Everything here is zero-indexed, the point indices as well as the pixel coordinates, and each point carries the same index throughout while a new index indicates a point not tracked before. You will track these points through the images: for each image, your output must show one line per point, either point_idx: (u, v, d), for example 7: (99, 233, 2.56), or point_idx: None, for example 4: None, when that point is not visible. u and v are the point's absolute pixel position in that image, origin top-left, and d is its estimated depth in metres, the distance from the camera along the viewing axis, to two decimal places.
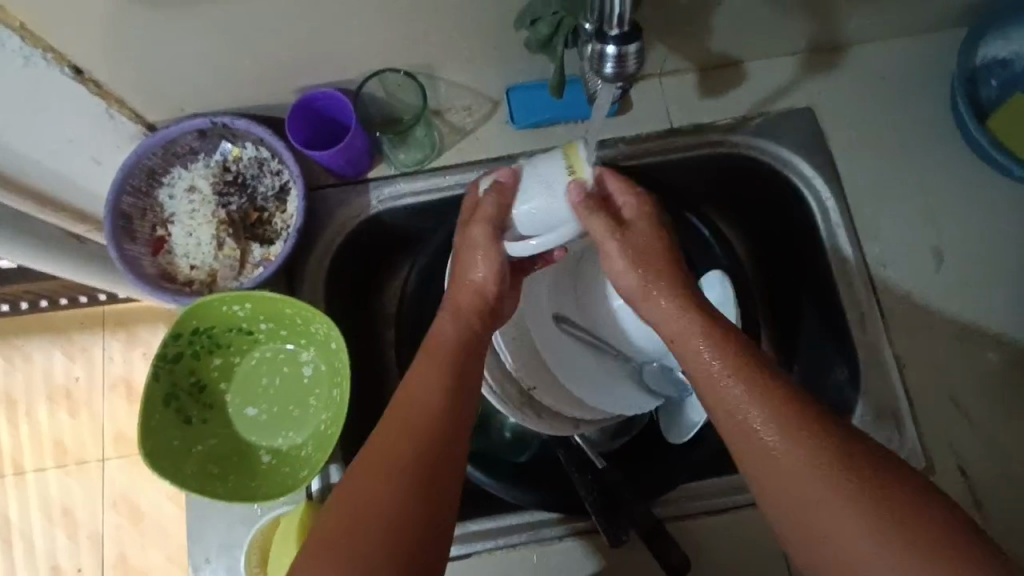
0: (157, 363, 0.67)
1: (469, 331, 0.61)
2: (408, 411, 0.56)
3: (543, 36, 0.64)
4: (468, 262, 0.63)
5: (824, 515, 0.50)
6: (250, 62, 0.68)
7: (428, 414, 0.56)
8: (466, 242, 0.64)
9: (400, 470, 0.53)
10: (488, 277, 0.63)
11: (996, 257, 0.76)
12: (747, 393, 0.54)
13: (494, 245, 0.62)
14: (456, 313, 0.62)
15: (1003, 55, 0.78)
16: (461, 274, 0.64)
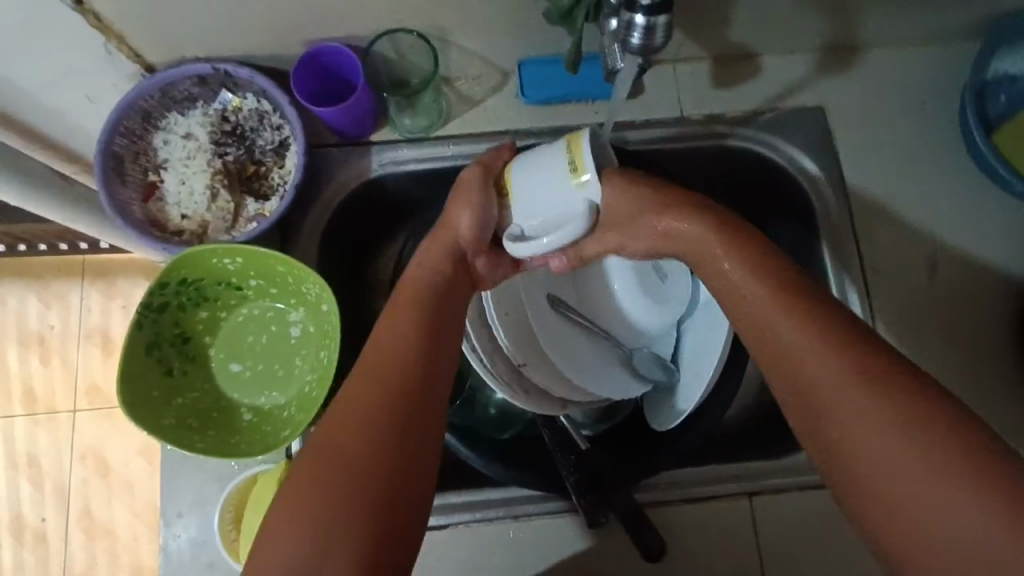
0: (141, 311, 0.65)
1: (442, 277, 0.62)
2: (384, 355, 0.54)
3: (563, 7, 0.61)
4: (452, 211, 0.64)
5: (899, 478, 0.45)
6: (259, 8, 0.65)
7: (409, 356, 0.54)
8: (456, 194, 0.64)
9: (381, 411, 0.51)
10: (467, 230, 0.64)
11: (990, 270, 0.76)
12: (811, 342, 0.51)
13: (477, 199, 0.63)
14: (432, 263, 0.63)
15: (1013, 71, 0.79)
16: (443, 234, 0.64)
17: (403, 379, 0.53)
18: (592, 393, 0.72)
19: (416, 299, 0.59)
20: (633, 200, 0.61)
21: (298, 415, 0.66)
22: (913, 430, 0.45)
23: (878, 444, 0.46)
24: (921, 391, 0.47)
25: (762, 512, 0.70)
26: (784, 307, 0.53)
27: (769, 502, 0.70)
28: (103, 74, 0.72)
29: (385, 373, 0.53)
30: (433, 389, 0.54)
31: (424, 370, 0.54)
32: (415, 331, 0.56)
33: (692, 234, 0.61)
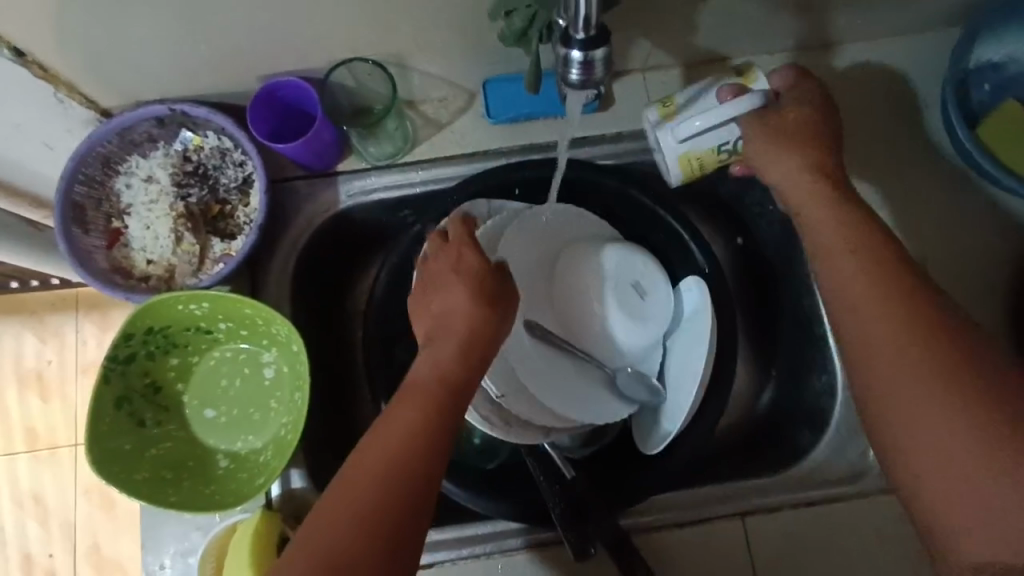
0: (107, 364, 0.64)
1: (448, 369, 0.55)
2: (374, 454, 0.52)
3: (517, 29, 0.59)
4: (433, 291, 0.59)
5: (933, 439, 0.52)
6: (207, 47, 0.64)
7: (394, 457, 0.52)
8: (433, 269, 0.60)
9: (360, 515, 0.50)
10: (446, 311, 0.57)
11: (981, 267, 0.74)
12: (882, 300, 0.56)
13: (461, 282, 0.58)
14: (448, 347, 0.56)
15: (998, 58, 0.77)
16: (435, 310, 0.58)
17: (401, 483, 0.51)
18: (574, 419, 0.72)
19: (411, 396, 0.55)
20: (775, 131, 0.64)
21: (273, 461, 0.65)
22: (951, 400, 0.52)
23: (922, 417, 0.52)
24: (976, 364, 0.53)
25: (755, 532, 0.68)
26: (866, 272, 0.58)
27: (763, 522, 0.68)
28: (58, 123, 0.71)
29: (371, 473, 0.51)
30: (417, 492, 0.51)
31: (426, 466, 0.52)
32: (412, 430, 0.53)
33: (801, 180, 0.64)
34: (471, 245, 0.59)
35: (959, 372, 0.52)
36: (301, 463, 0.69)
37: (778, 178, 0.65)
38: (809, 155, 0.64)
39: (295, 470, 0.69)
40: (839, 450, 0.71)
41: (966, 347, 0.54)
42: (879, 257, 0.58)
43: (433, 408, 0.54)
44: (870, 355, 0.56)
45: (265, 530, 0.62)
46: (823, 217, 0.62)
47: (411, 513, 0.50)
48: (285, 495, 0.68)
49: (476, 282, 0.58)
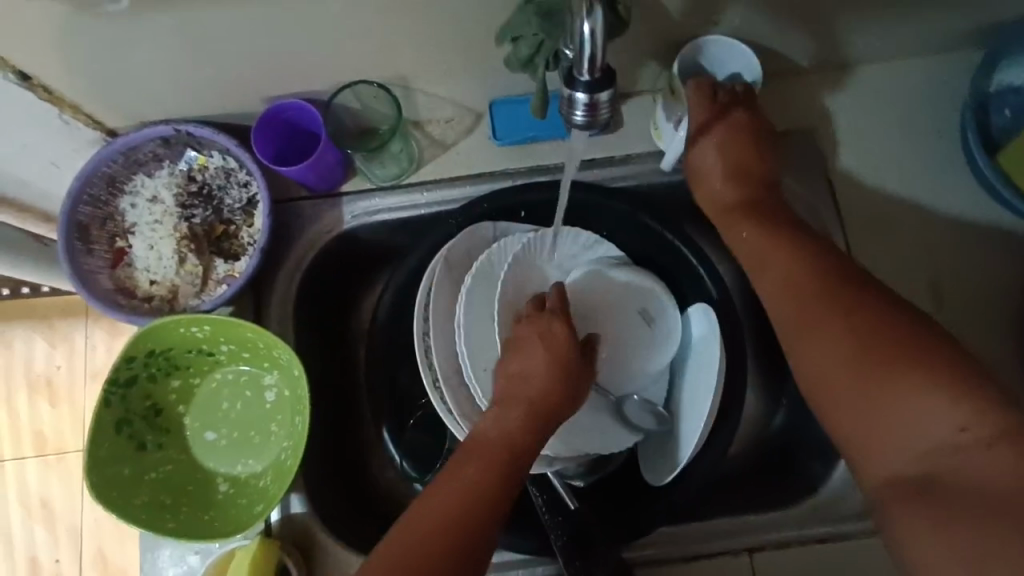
0: (107, 388, 0.64)
1: (528, 424, 0.59)
2: (451, 490, 0.54)
3: (524, 57, 0.58)
4: (521, 350, 0.62)
5: (891, 401, 0.55)
6: (212, 70, 0.64)
7: (472, 497, 0.54)
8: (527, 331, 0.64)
9: (435, 546, 0.51)
10: (532, 375, 0.61)
11: (997, 299, 0.73)
12: (793, 284, 0.63)
13: (546, 358, 0.62)
14: (525, 407, 0.59)
15: (1016, 83, 0.74)
16: (515, 378, 0.61)
17: (474, 517, 0.53)
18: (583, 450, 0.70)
19: (491, 440, 0.58)
20: (727, 130, 0.71)
21: (273, 487, 0.64)
22: (863, 353, 0.57)
23: (862, 391, 0.56)
24: (879, 321, 0.58)
25: (763, 568, 0.67)
26: (771, 244, 0.66)
27: (771, 557, 0.67)
28: (63, 143, 0.71)
29: (448, 507, 0.53)
30: (489, 533, 0.53)
31: (497, 507, 0.54)
32: (488, 474, 0.55)
33: (726, 187, 0.71)
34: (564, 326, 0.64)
35: (868, 322, 0.58)
36: (301, 488, 0.68)
37: (716, 165, 0.72)
38: (730, 152, 0.72)
39: (295, 495, 0.68)
40: (850, 484, 0.69)
41: (893, 312, 0.58)
42: (794, 251, 0.65)
43: (506, 465, 0.56)
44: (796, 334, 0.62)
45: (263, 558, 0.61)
46: (749, 222, 0.69)
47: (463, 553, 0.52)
48: (285, 521, 0.67)
49: (560, 359, 0.62)
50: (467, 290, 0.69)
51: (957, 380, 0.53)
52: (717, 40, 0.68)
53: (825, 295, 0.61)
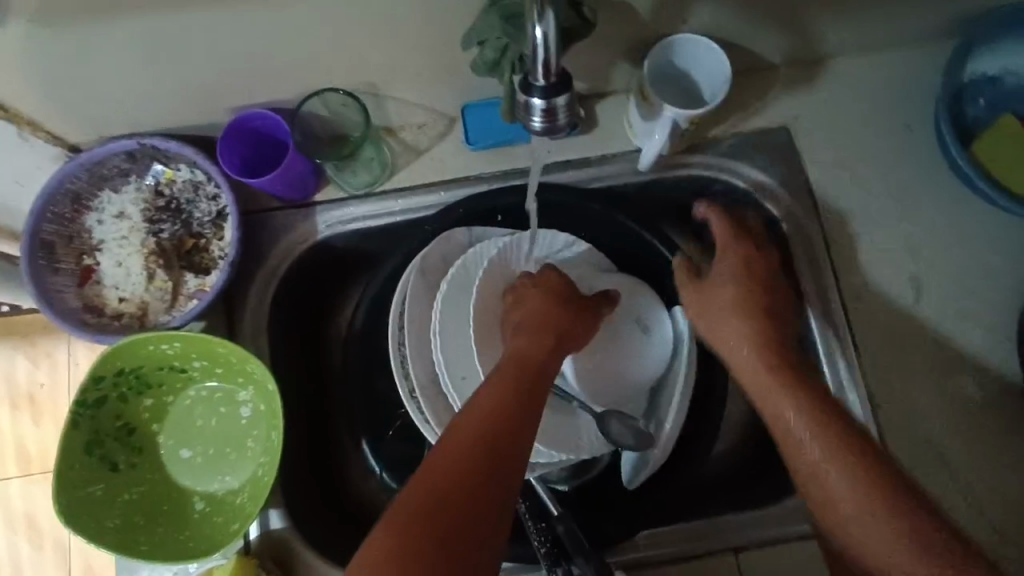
0: (75, 410, 0.62)
1: (543, 344, 0.60)
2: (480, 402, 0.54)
3: (490, 61, 0.57)
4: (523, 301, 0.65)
5: (857, 526, 0.58)
6: (173, 80, 0.62)
7: (501, 405, 0.53)
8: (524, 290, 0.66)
9: (470, 452, 0.50)
10: (539, 310, 0.63)
11: (980, 290, 0.72)
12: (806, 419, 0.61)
13: (550, 303, 0.63)
14: (535, 331, 0.61)
15: (992, 72, 0.75)
16: (528, 314, 0.63)
17: (507, 424, 0.52)
18: (567, 453, 0.68)
19: (513, 360, 0.58)
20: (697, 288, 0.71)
21: (250, 504, 0.63)
22: (820, 443, 0.60)
23: (833, 486, 0.59)
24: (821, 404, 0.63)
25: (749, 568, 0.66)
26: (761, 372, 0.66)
27: (758, 557, 0.66)
28: (25, 159, 0.69)
29: (482, 415, 0.52)
30: (523, 436, 0.52)
31: (527, 415, 0.53)
32: (513, 387, 0.55)
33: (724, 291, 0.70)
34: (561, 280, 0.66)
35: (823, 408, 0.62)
36: (280, 503, 0.67)
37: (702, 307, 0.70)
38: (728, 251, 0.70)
39: (274, 511, 0.67)
40: None
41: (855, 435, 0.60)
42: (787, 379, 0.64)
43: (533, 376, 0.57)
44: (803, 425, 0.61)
45: None
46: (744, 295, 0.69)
47: (507, 449, 0.51)
48: (264, 537, 0.66)
49: (561, 300, 0.64)
50: (443, 297, 0.67)
51: (903, 508, 0.56)
52: (686, 39, 0.67)
53: (825, 426, 0.61)
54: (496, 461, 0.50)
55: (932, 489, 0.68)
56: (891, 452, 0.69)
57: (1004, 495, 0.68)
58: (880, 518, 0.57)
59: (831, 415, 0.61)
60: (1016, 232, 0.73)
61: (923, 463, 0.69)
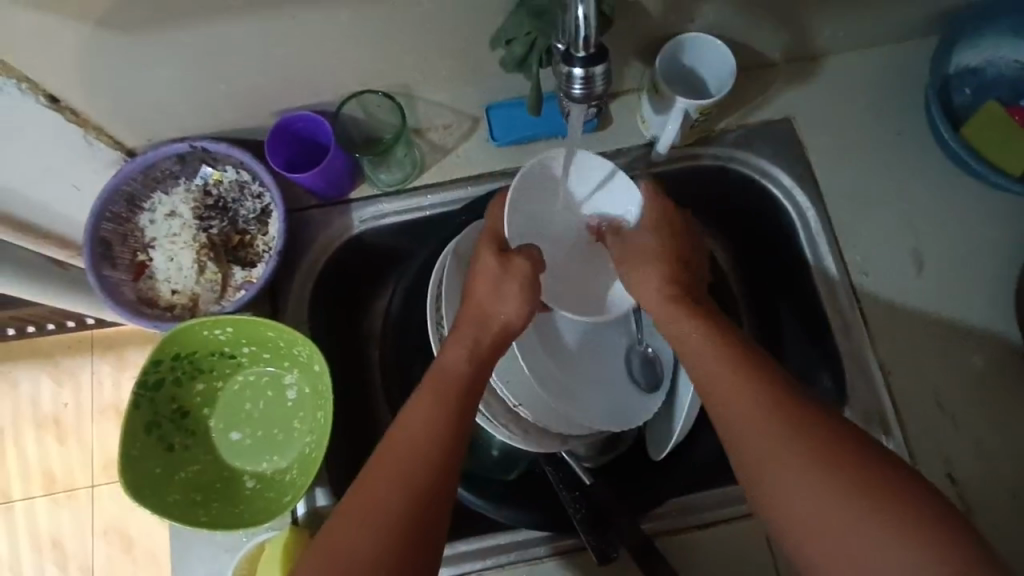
0: (137, 391, 0.67)
1: (474, 360, 0.58)
2: (405, 433, 0.53)
3: (518, 56, 0.63)
4: (484, 296, 0.63)
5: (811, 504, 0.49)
6: (227, 86, 0.68)
7: (427, 432, 0.53)
8: (477, 279, 0.64)
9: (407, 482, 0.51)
10: (498, 310, 0.62)
11: (979, 262, 0.76)
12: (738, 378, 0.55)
13: (514, 281, 0.63)
14: (467, 349, 0.59)
15: (975, 63, 0.81)
16: (475, 306, 0.62)
17: (433, 456, 0.52)
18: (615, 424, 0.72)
19: (439, 384, 0.56)
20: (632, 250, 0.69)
21: (299, 478, 0.67)
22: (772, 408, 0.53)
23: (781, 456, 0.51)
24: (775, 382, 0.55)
25: None
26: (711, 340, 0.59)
27: None
28: (85, 165, 0.75)
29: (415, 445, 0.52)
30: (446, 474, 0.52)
31: (453, 442, 0.53)
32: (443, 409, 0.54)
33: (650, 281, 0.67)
34: (528, 259, 0.64)
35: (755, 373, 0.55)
36: (326, 481, 0.71)
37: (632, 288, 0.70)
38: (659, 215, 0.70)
39: (320, 488, 0.71)
40: None
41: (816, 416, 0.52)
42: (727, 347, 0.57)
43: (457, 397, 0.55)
44: (749, 426, 0.53)
45: (293, 548, 0.63)
46: (683, 318, 0.62)
47: (446, 479, 0.52)
48: (311, 514, 0.69)
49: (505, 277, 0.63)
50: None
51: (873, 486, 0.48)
52: (697, 36, 0.73)
53: (793, 413, 0.52)
54: (441, 480, 0.51)
55: (945, 450, 0.72)
56: (903, 418, 0.73)
57: (1015, 452, 0.71)
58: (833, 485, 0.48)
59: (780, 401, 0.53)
60: (1009, 208, 0.78)
61: (934, 428, 0.72)
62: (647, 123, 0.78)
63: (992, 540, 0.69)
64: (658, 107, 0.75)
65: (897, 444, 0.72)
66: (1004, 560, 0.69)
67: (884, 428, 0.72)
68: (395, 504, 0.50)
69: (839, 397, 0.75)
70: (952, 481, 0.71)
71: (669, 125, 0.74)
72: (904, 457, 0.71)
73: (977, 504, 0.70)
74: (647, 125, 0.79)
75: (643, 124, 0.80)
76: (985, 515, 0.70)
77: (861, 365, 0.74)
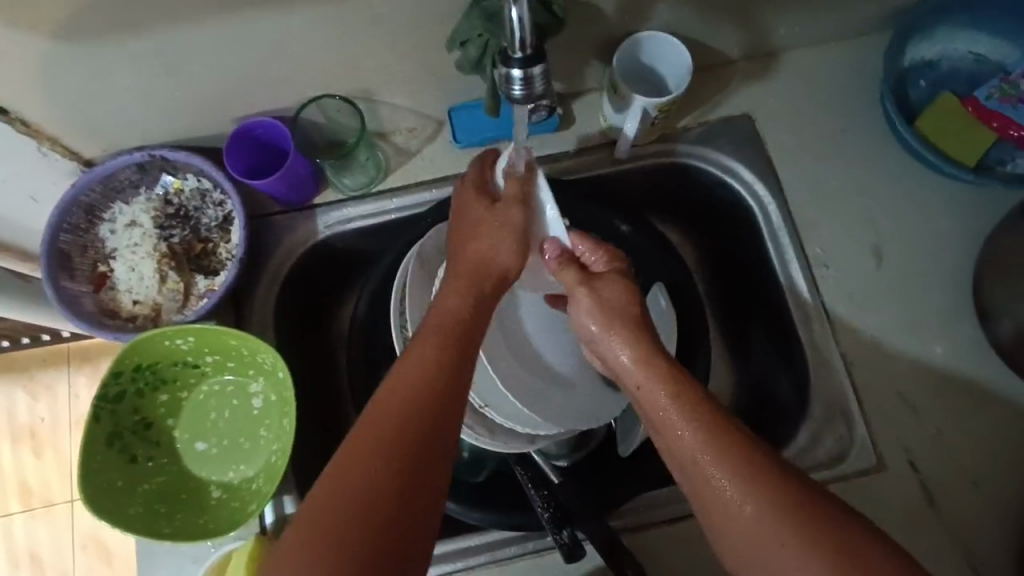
0: (97, 404, 0.66)
1: (473, 306, 0.58)
2: (399, 389, 0.51)
3: (473, 58, 0.64)
4: (480, 236, 0.63)
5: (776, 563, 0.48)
6: (182, 94, 0.68)
7: (412, 394, 0.51)
8: (470, 220, 0.64)
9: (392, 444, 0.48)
10: (497, 252, 0.62)
11: (937, 253, 0.78)
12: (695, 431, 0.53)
13: (517, 214, 0.64)
14: (464, 292, 0.59)
15: (930, 56, 0.82)
16: (475, 247, 0.62)
17: (423, 414, 0.50)
18: (587, 422, 0.72)
19: (438, 328, 0.55)
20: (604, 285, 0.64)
21: (265, 487, 0.66)
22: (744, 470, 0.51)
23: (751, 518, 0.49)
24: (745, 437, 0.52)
25: None
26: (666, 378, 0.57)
27: None
28: (42, 176, 0.74)
29: (407, 403, 0.50)
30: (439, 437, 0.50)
31: (447, 404, 0.51)
32: (434, 368, 0.52)
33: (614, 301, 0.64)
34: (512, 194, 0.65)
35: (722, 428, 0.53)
36: (293, 489, 0.70)
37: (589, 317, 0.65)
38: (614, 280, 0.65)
39: (287, 496, 0.70)
40: (815, 437, 0.74)
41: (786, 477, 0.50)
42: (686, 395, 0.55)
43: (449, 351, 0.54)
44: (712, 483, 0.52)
45: (256, 557, 0.63)
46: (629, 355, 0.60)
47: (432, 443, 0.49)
48: (280, 522, 0.69)
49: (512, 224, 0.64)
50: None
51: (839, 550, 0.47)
52: (653, 35, 0.73)
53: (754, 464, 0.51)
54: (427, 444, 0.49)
55: (907, 440, 0.73)
56: (865, 408, 0.74)
57: (976, 440, 0.73)
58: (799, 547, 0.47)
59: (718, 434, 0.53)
60: (966, 199, 0.79)
61: (896, 417, 0.74)
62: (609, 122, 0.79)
63: (954, 526, 0.70)
64: (618, 106, 0.76)
65: (860, 434, 0.73)
66: (966, 546, 0.70)
67: (847, 419, 0.73)
68: (375, 468, 0.47)
69: (804, 389, 0.76)
70: (914, 468, 0.72)
71: (628, 123, 0.75)
72: (867, 446, 0.72)
73: (939, 491, 0.71)
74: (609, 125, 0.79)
75: (606, 125, 0.80)
76: (947, 501, 0.71)
77: (824, 357, 0.75)
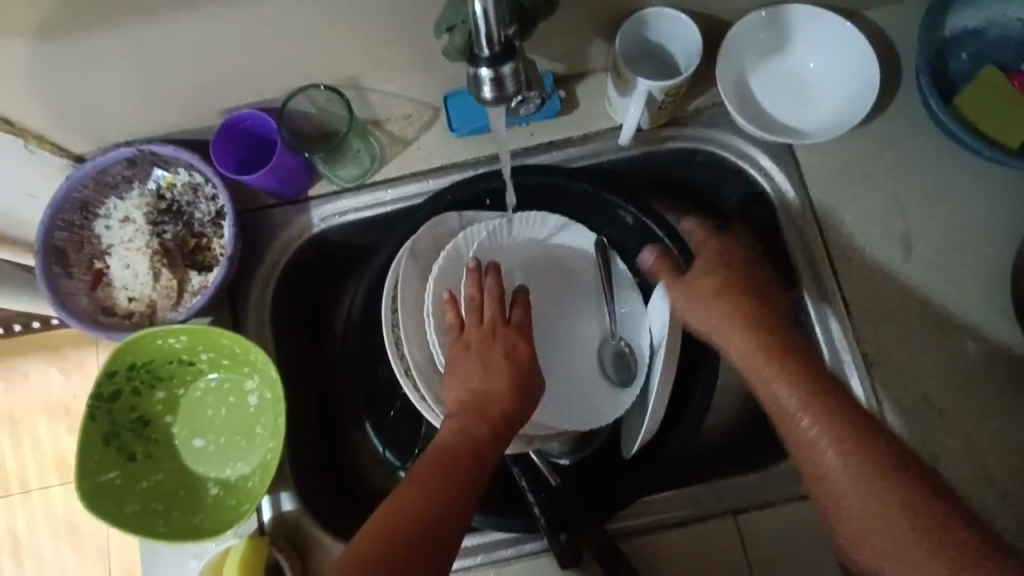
0: (92, 403, 0.66)
1: (473, 440, 0.58)
2: (444, 450, 0.58)
3: (460, 45, 0.59)
4: (477, 371, 0.62)
5: (842, 486, 0.55)
6: (164, 88, 0.66)
7: (451, 458, 0.57)
8: (477, 353, 0.63)
9: (420, 501, 0.54)
10: (496, 390, 0.61)
11: (973, 244, 0.72)
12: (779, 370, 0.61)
13: (517, 355, 0.63)
14: (463, 427, 0.59)
15: (974, 25, 0.74)
16: (474, 383, 0.61)
17: (452, 483, 0.56)
18: (589, 424, 0.73)
19: (470, 421, 0.59)
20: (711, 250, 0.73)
21: (258, 485, 0.66)
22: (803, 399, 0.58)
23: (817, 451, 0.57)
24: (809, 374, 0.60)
25: (748, 530, 0.67)
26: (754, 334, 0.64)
27: (757, 518, 0.67)
28: (35, 173, 0.74)
29: (441, 469, 0.56)
30: (459, 509, 0.55)
31: (471, 478, 0.56)
32: (469, 446, 0.58)
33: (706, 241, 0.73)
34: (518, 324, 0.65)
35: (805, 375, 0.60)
36: (290, 486, 0.70)
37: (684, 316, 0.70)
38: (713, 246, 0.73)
39: (285, 493, 0.70)
40: None
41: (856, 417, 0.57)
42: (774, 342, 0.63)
43: (482, 439, 0.58)
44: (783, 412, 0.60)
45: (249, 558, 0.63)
46: (717, 303, 0.67)
47: (449, 512, 0.54)
48: (277, 519, 0.69)
49: (515, 366, 0.62)
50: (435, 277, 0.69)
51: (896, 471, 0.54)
52: (658, 11, 0.68)
53: (818, 398, 0.58)
54: (447, 508, 0.54)
55: (932, 446, 0.68)
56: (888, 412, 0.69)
57: (1009, 450, 0.68)
58: (861, 477, 0.54)
59: (851, 426, 0.56)
60: (1008, 185, 0.72)
61: (920, 422, 0.69)
62: (615, 106, 0.74)
63: None
64: (622, 90, 0.71)
65: None
66: None
67: None
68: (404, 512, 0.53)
69: None
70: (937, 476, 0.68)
71: (632, 109, 0.69)
72: None
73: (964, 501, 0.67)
74: (615, 109, 0.74)
75: (612, 108, 0.75)
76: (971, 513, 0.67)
77: (843, 355, 0.71)
